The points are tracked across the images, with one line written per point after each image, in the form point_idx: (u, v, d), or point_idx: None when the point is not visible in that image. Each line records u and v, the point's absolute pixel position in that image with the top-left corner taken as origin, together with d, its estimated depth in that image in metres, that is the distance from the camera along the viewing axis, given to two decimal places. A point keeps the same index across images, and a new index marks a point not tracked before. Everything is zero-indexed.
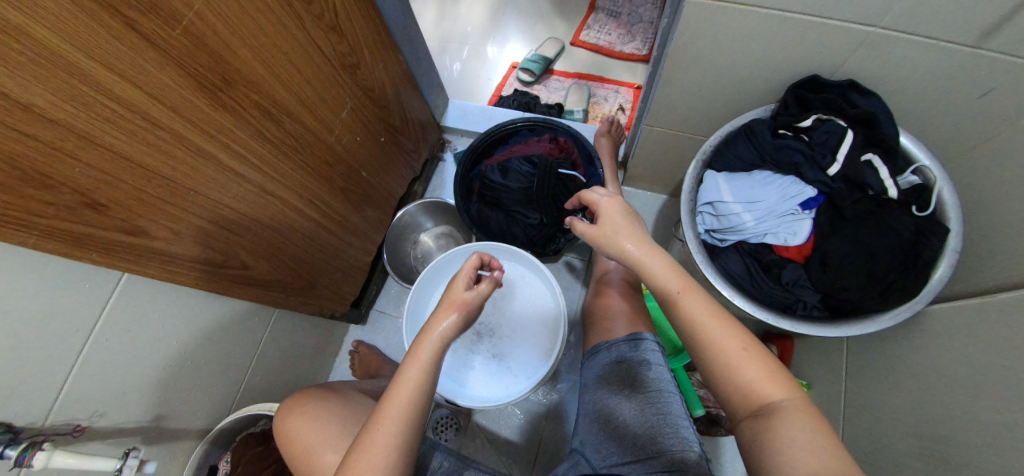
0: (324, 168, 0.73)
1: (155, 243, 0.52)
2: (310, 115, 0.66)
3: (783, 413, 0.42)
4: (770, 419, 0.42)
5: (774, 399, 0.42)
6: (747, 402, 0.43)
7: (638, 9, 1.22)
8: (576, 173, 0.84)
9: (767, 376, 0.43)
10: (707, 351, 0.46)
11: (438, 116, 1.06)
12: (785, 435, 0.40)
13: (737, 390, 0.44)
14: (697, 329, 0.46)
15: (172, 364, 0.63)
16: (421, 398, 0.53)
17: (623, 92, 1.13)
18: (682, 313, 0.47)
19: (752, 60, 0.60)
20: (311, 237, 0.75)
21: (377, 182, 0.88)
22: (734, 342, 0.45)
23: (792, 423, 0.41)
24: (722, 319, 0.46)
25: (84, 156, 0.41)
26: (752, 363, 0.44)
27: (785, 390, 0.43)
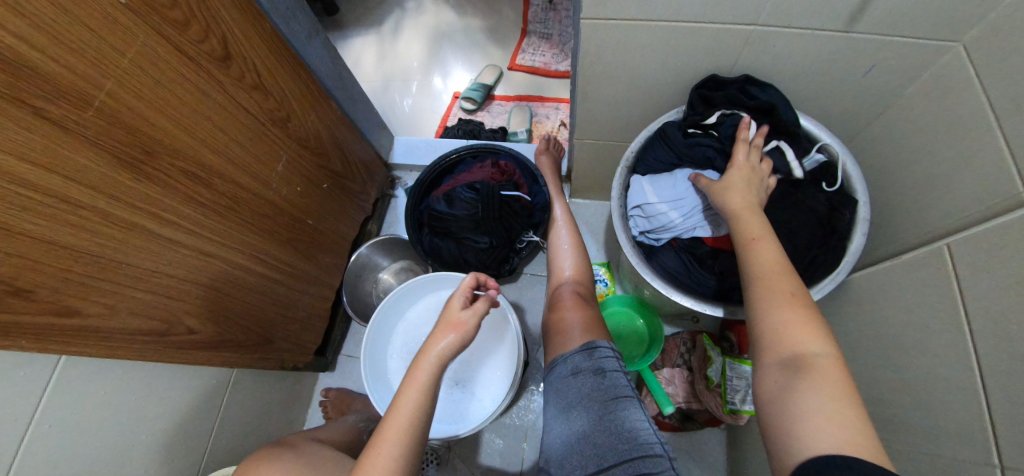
0: (265, 222, 0.74)
1: (90, 320, 0.52)
2: (243, 173, 0.68)
3: (815, 359, 0.38)
4: (794, 368, 0.39)
5: (810, 349, 0.39)
6: (780, 348, 0.41)
7: (567, 29, 1.28)
8: (519, 193, 0.87)
9: (808, 331, 0.40)
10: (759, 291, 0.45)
11: (385, 155, 1.08)
12: (806, 382, 0.37)
13: (771, 337, 0.42)
14: (757, 267, 0.47)
15: (128, 440, 0.62)
16: (418, 420, 0.54)
17: (562, 108, 1.18)
18: (749, 254, 0.49)
19: (651, 67, 0.64)
20: (261, 290, 0.75)
21: (328, 227, 0.90)
22: (791, 292, 0.43)
23: (823, 376, 0.37)
24: (784, 268, 0.46)
25: (2, 245, 0.41)
26: (800, 318, 0.41)
27: (823, 346, 0.39)
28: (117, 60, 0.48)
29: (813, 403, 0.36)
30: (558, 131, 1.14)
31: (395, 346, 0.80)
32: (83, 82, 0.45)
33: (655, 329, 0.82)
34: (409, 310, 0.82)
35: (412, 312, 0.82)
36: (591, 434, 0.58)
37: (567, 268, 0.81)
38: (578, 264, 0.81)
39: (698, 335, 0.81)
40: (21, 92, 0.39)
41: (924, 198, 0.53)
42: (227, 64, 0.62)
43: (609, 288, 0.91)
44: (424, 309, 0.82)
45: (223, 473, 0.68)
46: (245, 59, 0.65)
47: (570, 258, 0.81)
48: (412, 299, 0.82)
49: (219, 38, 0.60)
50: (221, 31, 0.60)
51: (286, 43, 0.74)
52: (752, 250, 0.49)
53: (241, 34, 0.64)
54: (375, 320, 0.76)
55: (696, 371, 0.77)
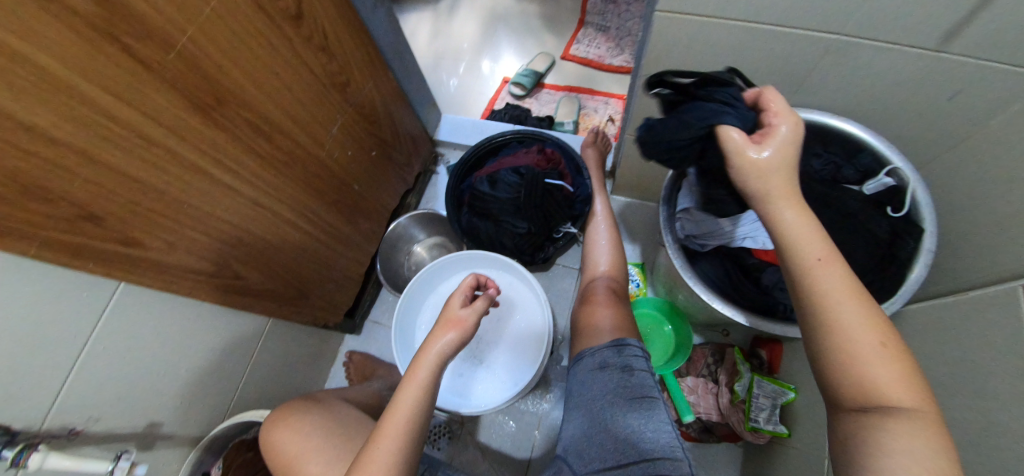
0: (316, 181, 0.75)
1: (148, 253, 0.55)
2: (301, 131, 0.69)
3: (907, 417, 0.34)
4: (877, 423, 0.35)
5: (901, 408, 0.35)
6: (861, 400, 0.36)
7: (626, 23, 1.26)
8: (563, 183, 0.87)
9: (902, 383, 0.35)
10: (824, 332, 0.39)
11: (430, 130, 1.09)
12: (895, 445, 0.33)
13: (850, 386, 0.37)
14: (827, 301, 0.39)
15: (168, 372, 0.65)
16: (420, 412, 0.53)
17: (612, 103, 1.16)
18: (813, 281, 0.40)
19: (721, 67, 0.62)
20: (304, 247, 0.77)
21: (372, 194, 0.91)
22: (875, 334, 0.37)
23: (917, 440, 0.33)
24: (859, 298, 0.38)
25: (81, 170, 0.44)
26: (881, 362, 0.36)
27: (913, 397, 0.35)
28: (200, 6, 0.49)
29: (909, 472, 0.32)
30: (606, 126, 1.12)
31: (424, 317, 0.81)
32: (168, 24, 0.46)
33: (684, 336, 0.80)
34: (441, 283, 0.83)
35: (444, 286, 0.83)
36: (615, 428, 0.58)
37: (603, 263, 0.81)
38: (614, 260, 0.80)
39: (728, 349, 0.79)
40: (113, 26, 0.41)
41: (1002, 236, 0.49)
42: (300, 23, 0.63)
43: (640, 289, 0.90)
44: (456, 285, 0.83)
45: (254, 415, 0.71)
46: (317, 19, 0.66)
47: (607, 254, 0.81)
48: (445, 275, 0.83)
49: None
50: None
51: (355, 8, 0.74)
52: (815, 275, 0.40)
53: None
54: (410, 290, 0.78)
55: (722, 385, 0.75)
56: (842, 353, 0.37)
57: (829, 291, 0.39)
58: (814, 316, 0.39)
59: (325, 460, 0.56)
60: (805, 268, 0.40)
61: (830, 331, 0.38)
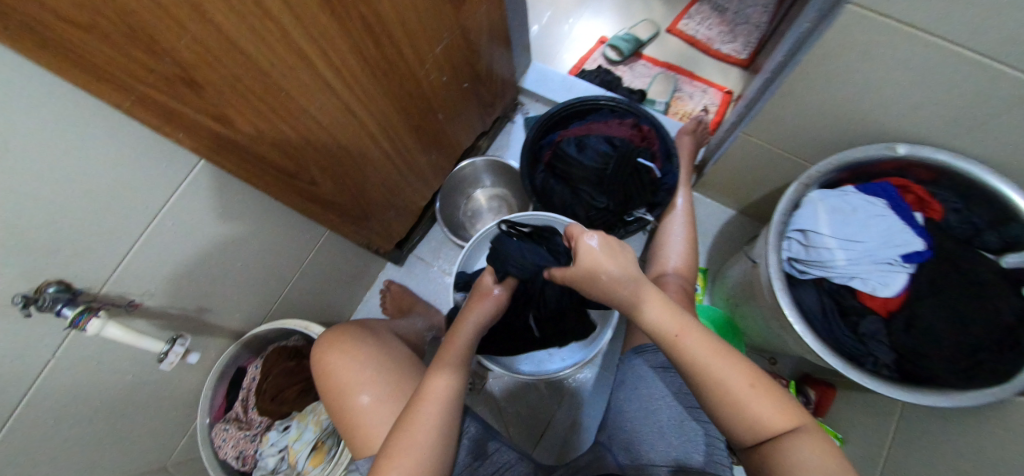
0: (406, 101, 0.70)
1: (237, 137, 0.50)
2: (407, 42, 0.62)
3: (795, 437, 0.40)
4: (775, 443, 0.41)
5: (783, 431, 0.41)
6: (756, 434, 0.42)
7: (747, 8, 1.14)
8: (653, 165, 0.82)
9: (771, 408, 0.41)
10: (712, 395, 0.43)
11: (518, 76, 1.01)
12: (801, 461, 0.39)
13: (737, 423, 0.42)
14: (700, 366, 0.44)
15: (223, 262, 0.63)
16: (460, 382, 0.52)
17: (710, 93, 1.10)
18: (685, 355, 0.45)
19: (893, 91, 0.55)
20: (378, 166, 0.73)
21: (451, 130, 0.86)
22: (742, 378, 0.43)
23: (812, 452, 0.39)
24: (723, 355, 0.44)
25: (193, 29, 0.37)
26: (754, 396, 0.42)
27: (788, 418, 0.41)
28: None
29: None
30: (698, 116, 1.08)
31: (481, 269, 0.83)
32: None
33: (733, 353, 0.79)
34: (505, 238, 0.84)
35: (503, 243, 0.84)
36: (667, 430, 0.57)
37: (674, 259, 0.79)
38: (688, 259, 0.78)
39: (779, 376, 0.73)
40: None
41: None
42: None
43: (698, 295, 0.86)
44: None
45: (304, 324, 0.70)
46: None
47: (680, 252, 0.79)
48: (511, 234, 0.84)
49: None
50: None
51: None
52: (683, 347, 0.45)
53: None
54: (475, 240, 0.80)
55: None
56: (736, 407, 0.42)
57: (689, 356, 0.45)
58: (699, 381, 0.44)
59: (379, 396, 0.56)
60: (670, 342, 0.46)
61: (720, 391, 0.43)
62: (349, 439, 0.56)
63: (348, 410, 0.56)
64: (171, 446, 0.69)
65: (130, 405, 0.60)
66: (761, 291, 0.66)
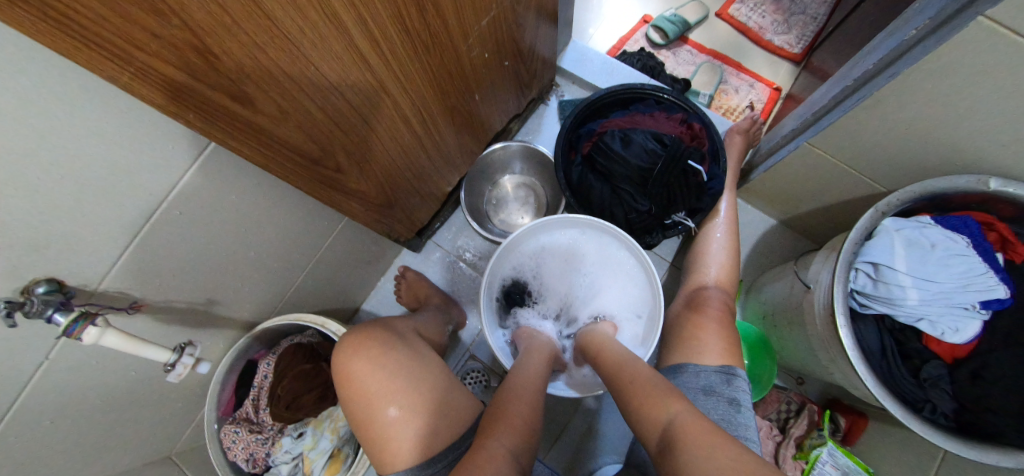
0: (444, 79, 0.61)
1: (256, 117, 0.42)
2: (455, 12, 0.53)
3: (676, 419, 0.40)
4: (657, 423, 0.42)
5: (664, 418, 0.41)
6: (650, 432, 0.42)
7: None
8: (702, 168, 0.76)
9: (655, 400, 0.44)
10: (626, 401, 0.48)
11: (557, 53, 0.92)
12: (677, 437, 0.38)
13: (640, 418, 0.44)
14: (620, 381, 0.51)
15: (233, 252, 0.57)
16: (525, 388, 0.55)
17: (758, 88, 1.02)
18: (612, 376, 0.54)
19: (1002, 122, 0.49)
20: (406, 151, 0.65)
21: (484, 112, 0.78)
22: (641, 380, 0.49)
23: (689, 426, 0.38)
24: (632, 369, 0.52)
25: None
26: (646, 391, 0.46)
27: (673, 407, 0.42)
28: None
29: (691, 440, 0.37)
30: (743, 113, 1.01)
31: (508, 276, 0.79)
32: None
33: (766, 374, 0.77)
34: (543, 238, 0.79)
35: (534, 248, 0.79)
36: None
37: (714, 271, 0.75)
38: (729, 273, 0.74)
39: (810, 404, 0.74)
40: None
41: None
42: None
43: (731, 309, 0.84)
44: (559, 244, 0.79)
45: (323, 321, 0.65)
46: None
47: (721, 264, 0.75)
48: (546, 235, 0.79)
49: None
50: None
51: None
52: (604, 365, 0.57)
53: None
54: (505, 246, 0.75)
55: (790, 437, 0.71)
56: (633, 401, 0.47)
57: (612, 376, 0.54)
58: (614, 389, 0.51)
59: (411, 408, 0.54)
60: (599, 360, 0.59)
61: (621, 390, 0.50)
62: (374, 450, 0.54)
63: (376, 421, 0.54)
64: (175, 437, 0.65)
65: (133, 401, 0.55)
66: (810, 319, 0.62)
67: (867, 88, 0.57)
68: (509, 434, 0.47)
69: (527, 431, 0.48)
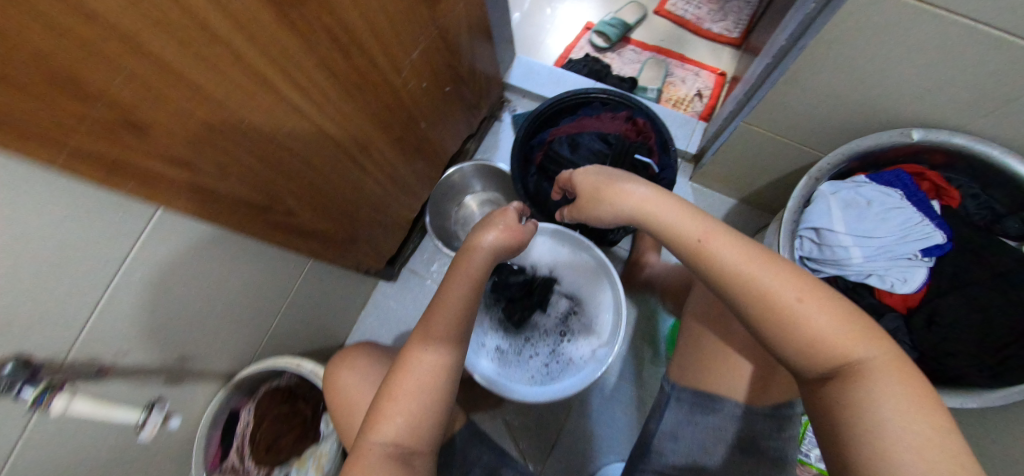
0: (384, 112, 0.64)
1: (199, 176, 0.44)
2: (381, 51, 0.57)
3: (868, 369, 0.37)
4: (842, 385, 0.38)
5: (856, 355, 0.38)
6: (816, 363, 0.40)
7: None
8: (651, 161, 0.78)
9: (838, 325, 0.39)
10: (773, 314, 0.41)
11: (502, 72, 0.99)
12: (875, 386, 0.36)
13: (795, 352, 0.40)
14: (747, 278, 0.43)
15: (199, 306, 0.58)
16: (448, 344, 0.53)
17: (703, 76, 1.09)
18: (715, 263, 0.45)
19: (904, 76, 0.51)
20: (359, 184, 0.68)
21: (433, 136, 0.80)
22: (792, 291, 0.41)
23: (884, 384, 0.36)
24: (770, 264, 0.43)
25: (123, 60, 0.31)
26: (829, 311, 0.40)
27: (864, 347, 0.38)
28: None
29: (892, 407, 0.35)
30: (692, 101, 1.08)
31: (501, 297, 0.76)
32: None
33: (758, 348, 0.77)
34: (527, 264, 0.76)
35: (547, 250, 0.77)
36: None
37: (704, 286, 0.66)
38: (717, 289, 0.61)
39: None
40: None
41: None
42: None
43: None
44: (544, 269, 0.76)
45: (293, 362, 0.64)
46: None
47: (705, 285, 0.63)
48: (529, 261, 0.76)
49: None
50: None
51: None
52: (714, 254, 0.45)
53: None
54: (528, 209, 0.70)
55: None
56: (791, 318, 0.40)
57: (722, 265, 0.45)
58: (756, 299, 0.42)
59: None
60: (695, 249, 0.47)
61: (771, 302, 0.41)
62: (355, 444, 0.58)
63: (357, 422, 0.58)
64: None
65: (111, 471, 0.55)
66: None
67: (782, 63, 0.60)
68: (405, 411, 0.49)
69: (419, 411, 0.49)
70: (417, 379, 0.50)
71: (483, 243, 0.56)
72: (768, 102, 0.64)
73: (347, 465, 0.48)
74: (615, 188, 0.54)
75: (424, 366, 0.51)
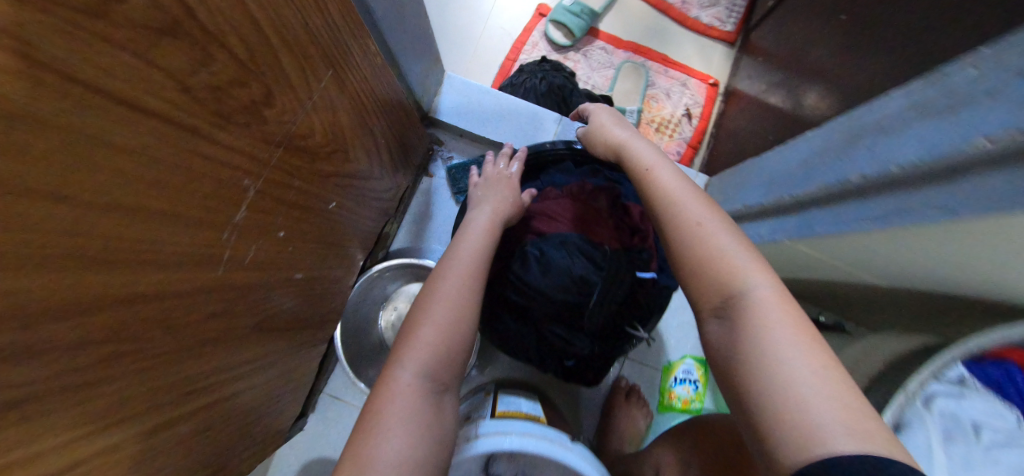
0: (213, 325, 0.33)
1: None
2: (158, 271, 0.25)
3: (764, 297, 0.33)
4: (735, 322, 0.33)
5: (754, 283, 0.34)
6: (715, 288, 0.35)
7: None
8: (650, 273, 0.56)
9: (751, 260, 0.35)
10: (682, 225, 0.39)
11: (425, 105, 0.69)
12: (766, 310, 0.32)
13: (693, 274, 0.37)
14: (667, 195, 0.42)
15: None
16: (467, 288, 0.46)
17: (692, 86, 0.87)
18: (652, 185, 0.44)
19: None
20: (205, 434, 0.37)
21: (326, 268, 0.51)
22: (704, 212, 0.39)
23: (774, 312, 0.32)
24: (697, 192, 0.42)
25: None
26: (743, 240, 0.37)
27: (768, 277, 0.34)
28: None
29: (779, 338, 0.30)
30: (679, 123, 0.86)
31: None
32: None
33: None
34: None
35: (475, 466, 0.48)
36: None
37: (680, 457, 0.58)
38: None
39: None
40: None
41: None
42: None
43: (699, 393, 0.72)
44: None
45: None
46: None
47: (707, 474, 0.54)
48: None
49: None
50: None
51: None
52: (652, 178, 0.45)
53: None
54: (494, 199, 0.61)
55: None
56: (696, 230, 0.38)
57: (655, 183, 0.44)
58: (665, 212, 0.41)
59: None
60: (642, 177, 0.46)
61: (675, 215, 0.40)
62: None
63: None
64: None
65: None
66: None
67: (854, 205, 0.41)
68: (421, 353, 0.41)
69: (444, 354, 0.43)
70: (456, 308, 0.45)
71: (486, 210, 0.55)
72: (817, 239, 0.46)
73: (365, 413, 0.39)
74: (599, 126, 0.54)
75: (433, 302, 0.45)
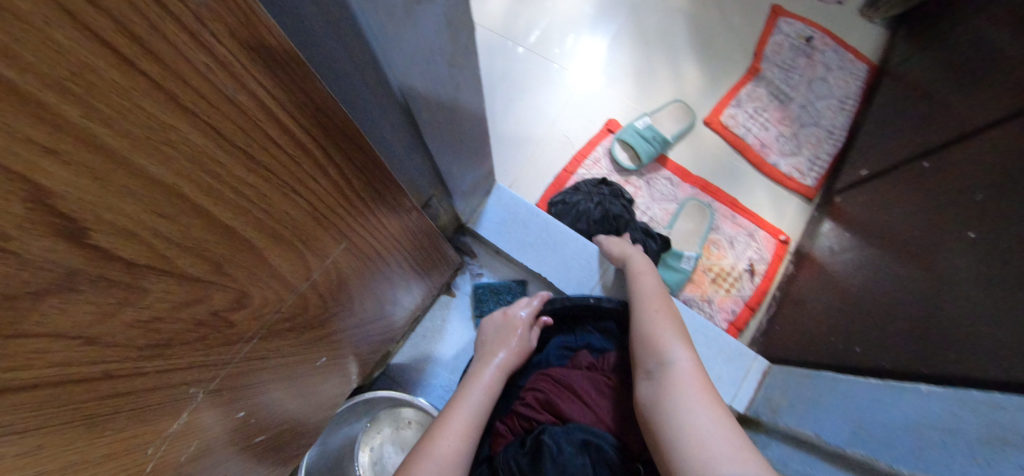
0: None
1: None
2: None
3: (683, 365, 0.42)
4: (663, 385, 0.40)
5: (679, 356, 0.43)
6: (652, 355, 0.44)
7: (816, 101, 0.88)
8: None
9: (684, 344, 0.45)
10: (642, 313, 0.49)
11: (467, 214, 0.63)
12: (686, 381, 0.40)
13: (642, 349, 0.46)
14: (640, 293, 0.53)
15: None
16: (460, 449, 0.43)
17: (759, 239, 0.80)
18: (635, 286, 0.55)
19: None
20: None
21: (298, 425, 0.42)
22: (662, 309, 0.50)
23: (692, 381, 0.40)
24: (664, 295, 0.52)
25: None
26: (683, 332, 0.47)
27: (693, 356, 0.43)
28: None
29: (690, 398, 0.38)
30: (739, 277, 0.78)
31: None
32: None
33: None
34: None
35: None
36: None
37: None
38: None
39: None
40: None
41: None
42: (13, 234, 0.11)
43: None
44: None
45: None
46: (123, 204, 0.13)
47: None
48: None
49: (58, 129, 0.10)
50: (54, 109, 0.10)
51: (292, 77, 0.19)
52: (638, 279, 0.55)
53: (193, 79, 0.14)
54: (507, 356, 0.53)
55: None
56: (650, 318, 0.48)
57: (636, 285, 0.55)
58: (636, 303, 0.52)
59: None
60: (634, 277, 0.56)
61: (641, 305, 0.51)
62: None
63: None
64: None
65: None
66: None
67: None
68: None
69: None
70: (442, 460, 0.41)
71: (492, 361, 0.52)
72: None
73: None
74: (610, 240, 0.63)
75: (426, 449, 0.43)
